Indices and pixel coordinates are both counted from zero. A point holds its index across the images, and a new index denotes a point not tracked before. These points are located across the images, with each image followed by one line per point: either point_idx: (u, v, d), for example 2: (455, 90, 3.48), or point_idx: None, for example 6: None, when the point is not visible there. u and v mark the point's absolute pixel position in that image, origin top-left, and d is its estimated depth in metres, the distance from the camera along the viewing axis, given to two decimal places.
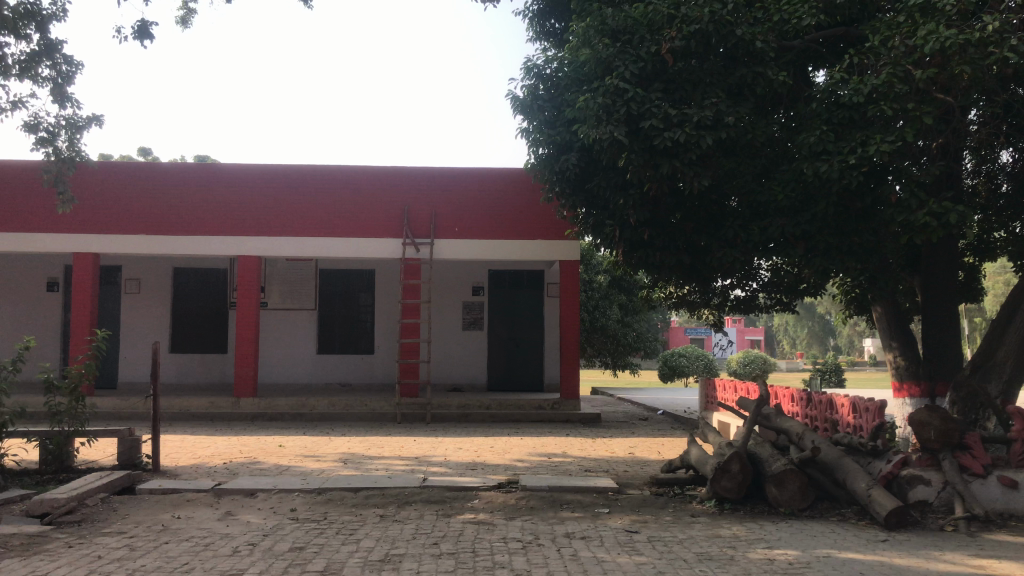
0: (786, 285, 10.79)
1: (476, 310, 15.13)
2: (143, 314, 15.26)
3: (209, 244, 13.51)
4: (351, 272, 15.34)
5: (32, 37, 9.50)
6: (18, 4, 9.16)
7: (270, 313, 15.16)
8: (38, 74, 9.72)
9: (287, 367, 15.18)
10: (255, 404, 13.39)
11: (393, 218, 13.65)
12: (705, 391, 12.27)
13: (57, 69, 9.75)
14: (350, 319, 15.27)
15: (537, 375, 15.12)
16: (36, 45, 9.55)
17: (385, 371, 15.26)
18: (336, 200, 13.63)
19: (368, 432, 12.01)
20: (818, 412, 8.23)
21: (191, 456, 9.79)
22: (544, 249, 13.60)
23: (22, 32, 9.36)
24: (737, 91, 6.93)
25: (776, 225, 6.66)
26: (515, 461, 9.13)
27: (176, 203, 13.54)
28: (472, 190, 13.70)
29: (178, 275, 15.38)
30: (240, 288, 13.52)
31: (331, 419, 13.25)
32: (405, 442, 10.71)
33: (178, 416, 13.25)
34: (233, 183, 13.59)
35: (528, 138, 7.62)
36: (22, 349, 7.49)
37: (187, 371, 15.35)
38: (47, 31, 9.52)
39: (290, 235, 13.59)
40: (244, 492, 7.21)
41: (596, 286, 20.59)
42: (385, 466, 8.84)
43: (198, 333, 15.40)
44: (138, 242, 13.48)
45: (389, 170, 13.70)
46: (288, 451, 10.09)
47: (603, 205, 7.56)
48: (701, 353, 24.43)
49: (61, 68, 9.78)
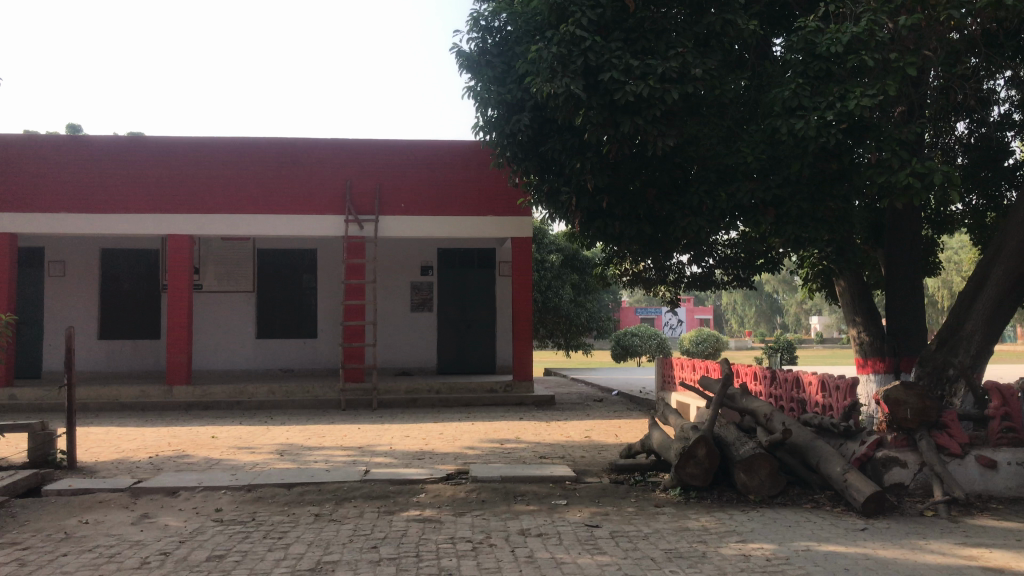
0: (745, 260, 10.38)
1: (424, 290, 14.49)
2: (69, 299, 14.33)
3: (138, 222, 12.66)
4: (292, 252, 14.56)
5: None
6: None
7: (205, 296, 14.33)
8: None
9: (225, 353, 14.39)
10: (190, 392, 12.60)
11: (334, 194, 12.91)
12: (662, 371, 11.84)
13: None
14: (292, 302, 14.52)
15: (488, 357, 14.56)
16: None
17: (330, 356, 14.55)
18: (274, 175, 12.85)
19: (309, 420, 11.34)
20: (783, 392, 7.82)
21: (113, 450, 9.04)
22: (495, 225, 12.99)
23: None
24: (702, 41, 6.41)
25: (744, 190, 6.18)
26: (466, 449, 8.56)
27: (101, 179, 12.64)
28: (418, 165, 13.02)
29: (107, 257, 14.46)
30: (172, 269, 12.69)
31: (271, 407, 12.51)
32: (348, 431, 10.08)
33: (106, 407, 12.39)
34: (164, 157, 12.73)
35: (476, 98, 7.02)
36: None
37: (116, 358, 14.43)
38: None
39: (226, 212, 12.78)
40: (164, 491, 6.51)
41: (549, 265, 20.15)
42: (324, 457, 8.21)
43: (129, 318, 14.51)
44: (59, 221, 12.57)
45: (330, 142, 12.93)
46: (221, 442, 9.39)
47: (558, 172, 7.00)
48: (655, 332, 24.13)
49: None
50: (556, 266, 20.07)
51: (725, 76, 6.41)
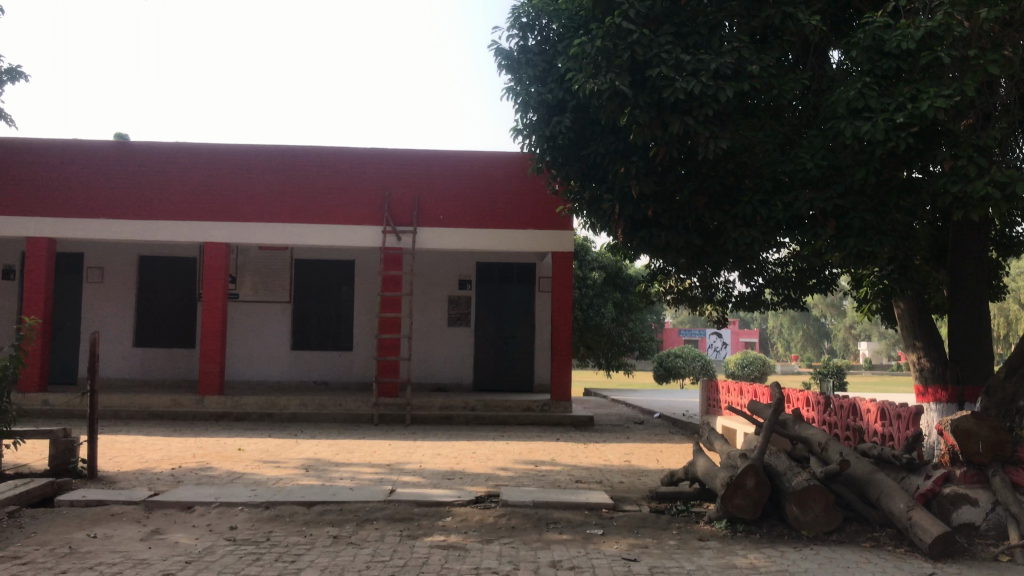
0: (797, 279, 9.89)
1: (462, 305, 14.17)
2: (107, 306, 14.25)
3: (175, 229, 12.52)
4: (329, 263, 14.35)
5: None
6: None
7: (241, 305, 14.16)
8: None
9: (259, 365, 14.18)
10: (222, 403, 12.38)
11: (373, 204, 12.66)
12: (707, 395, 11.32)
13: None
14: (328, 313, 14.27)
15: (526, 375, 14.16)
16: None
17: (365, 370, 14.26)
18: (312, 184, 12.64)
19: (340, 435, 11.02)
20: (838, 419, 7.30)
21: (137, 460, 8.80)
22: (536, 239, 12.62)
23: None
24: (760, 36, 6.05)
25: (802, 198, 5.74)
26: (498, 470, 8.16)
27: (140, 184, 12.54)
28: (458, 176, 12.73)
29: (146, 264, 14.38)
30: (206, 278, 12.51)
31: (302, 420, 12.23)
32: (378, 447, 9.74)
33: (137, 415, 12.21)
34: (203, 163, 12.60)
35: (517, 98, 6.73)
36: None
37: (151, 366, 14.28)
38: None
39: (263, 221, 12.59)
40: (179, 506, 6.20)
41: (591, 283, 19.75)
42: (351, 474, 7.87)
43: (165, 326, 14.37)
44: (97, 227, 12.48)
45: (370, 151, 12.72)
46: (246, 455, 9.11)
47: (601, 178, 6.66)
48: (698, 354, 23.47)
49: None
50: (597, 283, 19.65)
51: (784, 76, 5.99)
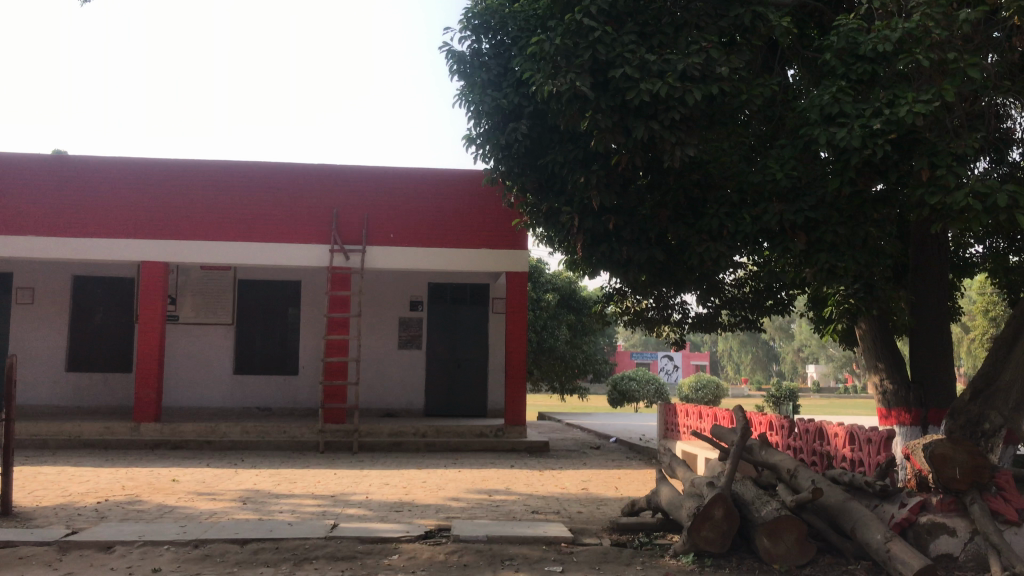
0: (753, 299, 9.69)
1: (413, 327, 13.72)
2: (37, 329, 13.48)
3: (111, 246, 11.88)
4: (274, 283, 13.77)
5: None
6: None
7: (180, 327, 13.52)
8: None
9: (199, 390, 13.52)
10: (158, 430, 11.70)
11: (320, 222, 12.16)
12: (665, 418, 11.01)
13: None
14: (273, 336, 13.70)
15: (479, 399, 13.70)
16: None
17: (311, 395, 13.66)
18: (256, 201, 12.11)
19: (283, 463, 10.46)
20: (803, 444, 7.01)
21: (59, 493, 8.15)
22: (489, 259, 12.24)
23: None
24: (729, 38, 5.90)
25: (771, 211, 5.57)
26: (450, 501, 7.71)
27: (74, 198, 11.88)
28: (410, 193, 12.31)
29: (79, 284, 13.66)
30: (143, 298, 11.84)
31: (243, 448, 11.60)
32: (323, 477, 9.21)
33: (66, 445, 11.48)
34: (141, 178, 11.99)
35: (472, 103, 6.49)
36: None
37: (83, 392, 13.51)
38: None
39: (204, 239, 12.00)
40: (97, 546, 5.63)
41: (544, 304, 19.44)
42: (292, 507, 7.35)
43: (99, 350, 13.63)
44: (25, 245, 11.77)
45: (318, 167, 12.24)
46: (180, 486, 8.52)
47: (560, 190, 6.35)
48: (652, 377, 23.21)
49: None
50: (551, 305, 19.35)
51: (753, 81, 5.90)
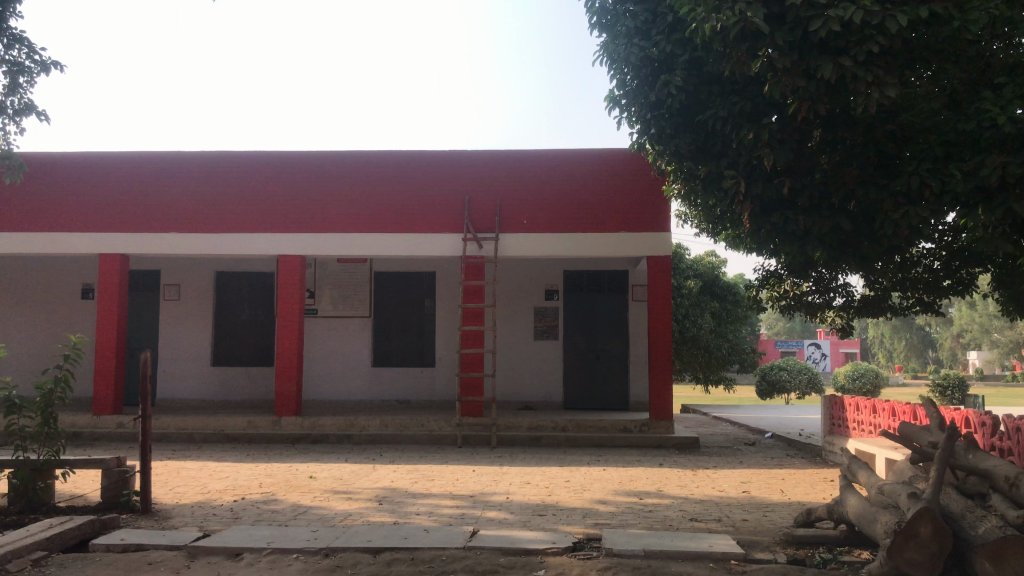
0: (929, 281, 8.29)
1: (550, 316, 13.14)
2: (184, 325, 13.71)
3: (249, 241, 11.82)
4: (409, 274, 13.52)
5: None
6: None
7: (319, 321, 13.44)
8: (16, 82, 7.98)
9: (338, 383, 13.42)
10: (298, 424, 11.54)
11: (452, 210, 11.73)
12: (830, 412, 9.88)
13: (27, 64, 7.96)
14: (410, 327, 13.43)
15: (622, 392, 12.92)
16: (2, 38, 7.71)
17: (448, 389, 13.31)
18: (387, 190, 11.80)
19: (421, 458, 10.08)
20: (1015, 444, 5.92)
21: (198, 490, 8.00)
22: (627, 244, 11.46)
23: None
24: None
25: (990, 164, 5.19)
26: (597, 505, 7.04)
27: (212, 195, 11.90)
28: (542, 176, 11.70)
29: (223, 279, 13.82)
30: (281, 292, 11.73)
31: (381, 443, 11.31)
32: (462, 474, 8.73)
33: (210, 438, 11.51)
34: (274, 172, 11.90)
35: (627, 60, 6.61)
36: None
37: (228, 387, 13.66)
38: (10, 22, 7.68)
39: (338, 232, 11.78)
40: (226, 553, 5.30)
41: (686, 292, 18.46)
42: (429, 508, 6.88)
43: (243, 345, 13.76)
44: (167, 242, 11.84)
45: (449, 154, 11.83)
46: (317, 484, 8.24)
47: (718, 152, 6.48)
48: (804, 366, 21.75)
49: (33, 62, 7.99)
50: (693, 293, 18.34)
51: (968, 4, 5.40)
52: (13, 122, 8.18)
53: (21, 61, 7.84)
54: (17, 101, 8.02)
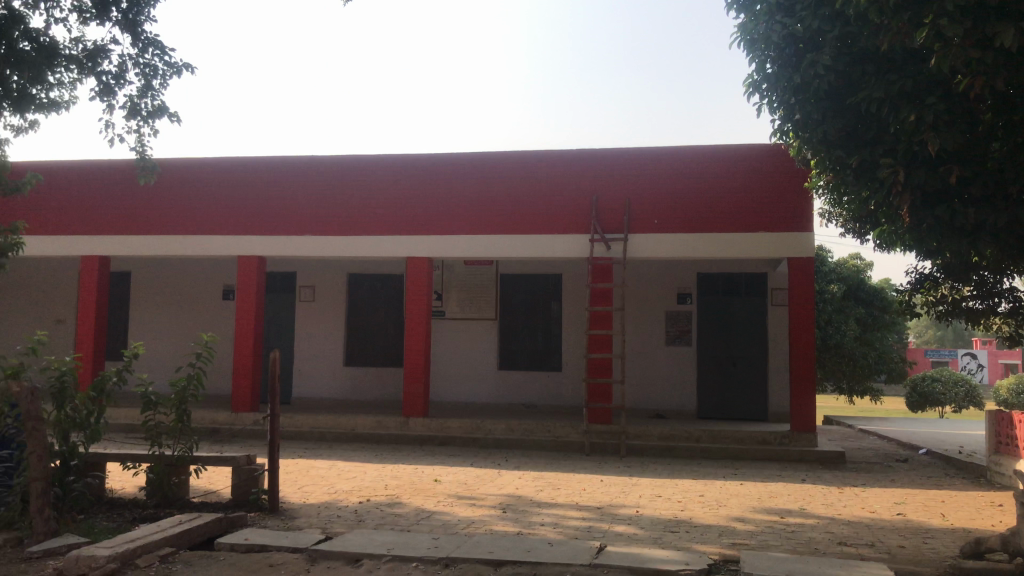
0: None
1: (682, 321, 12.64)
2: (318, 325, 13.99)
3: (379, 242, 11.89)
4: (536, 277, 13.30)
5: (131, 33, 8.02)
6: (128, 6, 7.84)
7: (446, 323, 13.42)
8: (148, 84, 8.34)
9: (466, 386, 13.34)
10: (426, 426, 11.51)
11: (580, 210, 11.42)
12: (996, 428, 8.93)
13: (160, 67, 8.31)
14: (538, 331, 13.20)
15: (759, 402, 12.23)
16: (136, 42, 8.06)
17: (576, 394, 12.99)
18: (514, 191, 11.61)
19: (548, 465, 9.80)
20: None
21: (326, 490, 8.01)
22: (765, 244, 10.83)
23: (129, 28, 7.95)
24: None
25: None
26: (734, 523, 6.56)
27: (344, 197, 12.05)
28: (674, 173, 11.21)
29: (355, 281, 14.02)
30: (409, 294, 11.74)
31: (507, 448, 11.12)
32: (589, 484, 8.40)
33: (341, 438, 11.65)
34: (404, 174, 11.94)
35: (769, 41, 6.28)
36: (116, 375, 6.41)
37: (359, 387, 13.84)
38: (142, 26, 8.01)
39: (466, 233, 11.69)
40: (346, 558, 5.18)
41: (828, 297, 17.45)
42: (555, 519, 6.59)
43: (374, 346, 13.91)
44: (301, 244, 12.08)
45: (577, 152, 11.51)
46: (442, 489, 8.10)
47: (872, 138, 6.05)
48: (960, 378, 20.15)
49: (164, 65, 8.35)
50: (837, 297, 17.35)
51: None
52: (146, 124, 8.54)
53: (152, 62, 8.22)
54: (150, 102, 8.41)
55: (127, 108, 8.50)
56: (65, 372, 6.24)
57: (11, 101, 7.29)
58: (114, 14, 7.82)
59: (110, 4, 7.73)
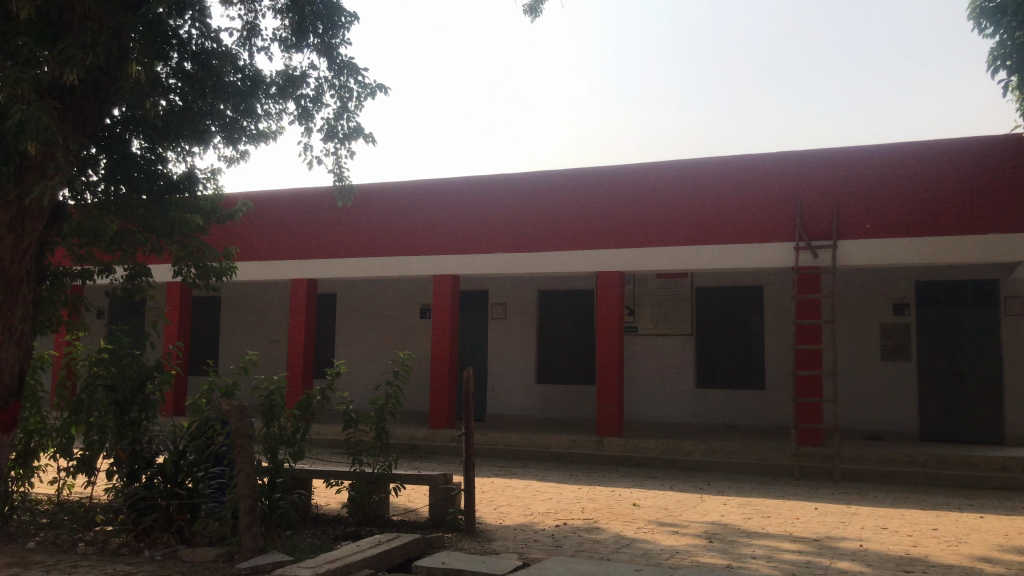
0: None
1: (900, 334, 11.56)
2: (510, 343, 13.98)
3: (569, 257, 11.70)
4: (734, 290, 12.63)
5: (327, 57, 8.28)
6: (324, 31, 8.10)
7: (640, 339, 13.01)
8: (344, 105, 8.58)
9: (661, 404, 12.86)
10: (621, 446, 11.14)
11: (781, 216, 10.68)
12: None
13: (355, 88, 8.52)
14: (737, 346, 12.52)
15: (995, 424, 10.91)
16: (332, 66, 8.31)
17: (781, 414, 12.16)
18: (709, 199, 11.06)
19: (754, 490, 9.16)
20: None
21: (522, 512, 7.84)
22: (998, 247, 9.66)
23: (325, 53, 8.21)
24: None
25: None
26: (980, 563, 5.73)
27: (534, 212, 11.98)
28: (887, 173, 10.27)
29: (546, 298, 13.92)
30: (601, 310, 11.44)
31: (708, 470, 10.54)
32: (803, 512, 7.71)
33: (535, 456, 11.51)
34: (593, 186, 11.69)
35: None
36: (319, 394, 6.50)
37: (553, 405, 13.70)
38: (337, 49, 8.25)
39: (659, 246, 11.27)
40: None
41: None
42: (767, 552, 6.04)
43: (567, 363, 13.72)
44: (493, 261, 12.10)
45: (777, 155, 10.81)
46: (642, 513, 7.71)
47: None
48: None
49: (358, 86, 8.56)
50: None
51: None
52: (343, 146, 8.79)
53: (347, 84, 8.45)
54: (346, 124, 8.65)
55: (325, 131, 8.78)
56: (273, 391, 6.43)
57: (222, 130, 7.81)
58: (311, 40, 8.12)
59: (308, 29, 8.02)
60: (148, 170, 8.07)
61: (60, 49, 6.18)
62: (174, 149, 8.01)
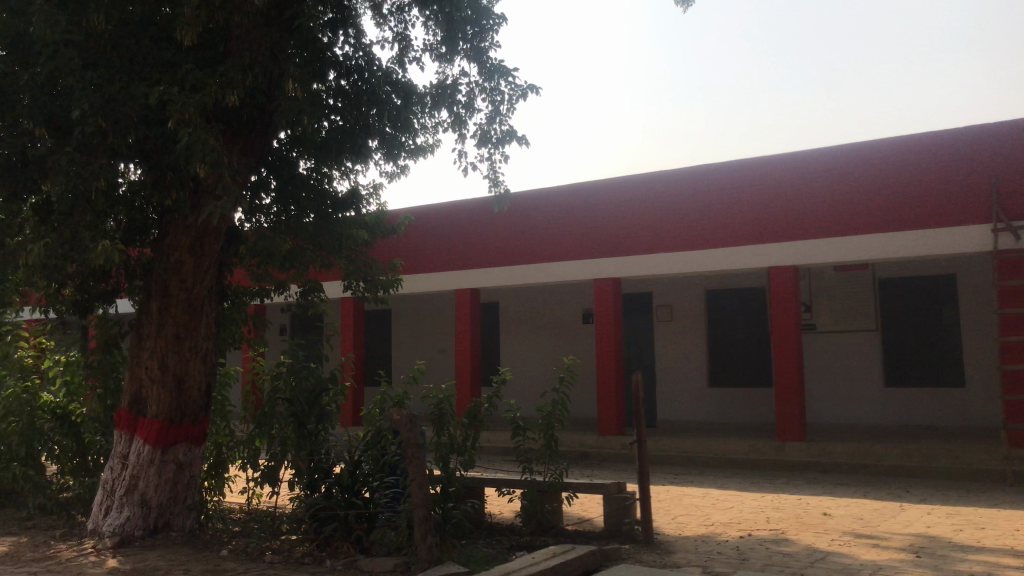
0: None
1: None
2: (679, 346, 13.52)
3: (737, 254, 11.17)
4: (924, 279, 11.63)
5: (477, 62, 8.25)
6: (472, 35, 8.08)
7: (819, 337, 12.23)
8: (496, 109, 8.50)
9: (846, 405, 12.02)
10: (804, 451, 10.48)
11: (974, 196, 9.72)
12: None
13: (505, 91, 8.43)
14: (930, 341, 11.52)
15: None
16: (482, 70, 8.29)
17: (985, 413, 11.07)
18: (888, 183, 10.23)
19: (961, 498, 8.32)
20: None
21: (702, 522, 7.45)
22: None
23: (475, 57, 8.20)
24: None
25: None
26: None
27: (696, 209, 11.52)
28: None
29: (714, 298, 13.36)
30: (775, 307, 10.82)
31: (904, 475, 9.71)
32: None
33: (711, 462, 11.02)
34: (760, 177, 11.10)
35: None
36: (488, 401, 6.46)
37: (728, 409, 13.13)
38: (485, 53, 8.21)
39: (834, 236, 10.54)
40: None
41: None
42: (986, 569, 5.38)
43: (740, 365, 13.11)
44: (656, 261, 11.73)
45: (964, 130, 9.86)
46: (835, 524, 7.14)
47: None
48: None
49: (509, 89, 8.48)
50: None
51: None
52: (498, 151, 8.71)
53: (498, 87, 8.40)
54: (499, 128, 8.58)
55: (479, 138, 8.75)
56: (442, 400, 6.41)
57: (381, 144, 8.02)
58: (460, 46, 8.13)
59: (456, 35, 8.05)
60: (317, 190, 8.41)
61: (222, 73, 6.42)
62: (338, 167, 8.24)
